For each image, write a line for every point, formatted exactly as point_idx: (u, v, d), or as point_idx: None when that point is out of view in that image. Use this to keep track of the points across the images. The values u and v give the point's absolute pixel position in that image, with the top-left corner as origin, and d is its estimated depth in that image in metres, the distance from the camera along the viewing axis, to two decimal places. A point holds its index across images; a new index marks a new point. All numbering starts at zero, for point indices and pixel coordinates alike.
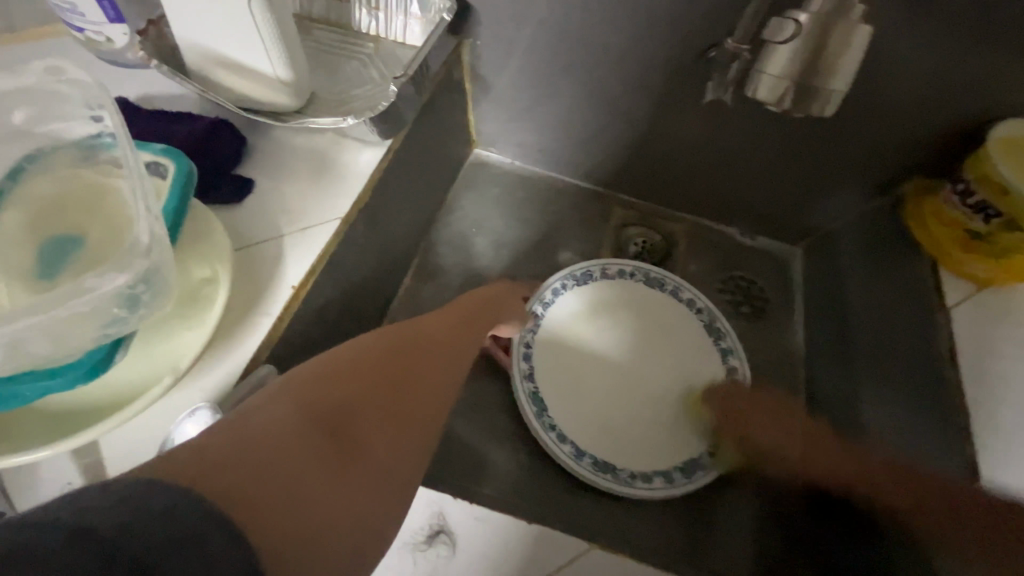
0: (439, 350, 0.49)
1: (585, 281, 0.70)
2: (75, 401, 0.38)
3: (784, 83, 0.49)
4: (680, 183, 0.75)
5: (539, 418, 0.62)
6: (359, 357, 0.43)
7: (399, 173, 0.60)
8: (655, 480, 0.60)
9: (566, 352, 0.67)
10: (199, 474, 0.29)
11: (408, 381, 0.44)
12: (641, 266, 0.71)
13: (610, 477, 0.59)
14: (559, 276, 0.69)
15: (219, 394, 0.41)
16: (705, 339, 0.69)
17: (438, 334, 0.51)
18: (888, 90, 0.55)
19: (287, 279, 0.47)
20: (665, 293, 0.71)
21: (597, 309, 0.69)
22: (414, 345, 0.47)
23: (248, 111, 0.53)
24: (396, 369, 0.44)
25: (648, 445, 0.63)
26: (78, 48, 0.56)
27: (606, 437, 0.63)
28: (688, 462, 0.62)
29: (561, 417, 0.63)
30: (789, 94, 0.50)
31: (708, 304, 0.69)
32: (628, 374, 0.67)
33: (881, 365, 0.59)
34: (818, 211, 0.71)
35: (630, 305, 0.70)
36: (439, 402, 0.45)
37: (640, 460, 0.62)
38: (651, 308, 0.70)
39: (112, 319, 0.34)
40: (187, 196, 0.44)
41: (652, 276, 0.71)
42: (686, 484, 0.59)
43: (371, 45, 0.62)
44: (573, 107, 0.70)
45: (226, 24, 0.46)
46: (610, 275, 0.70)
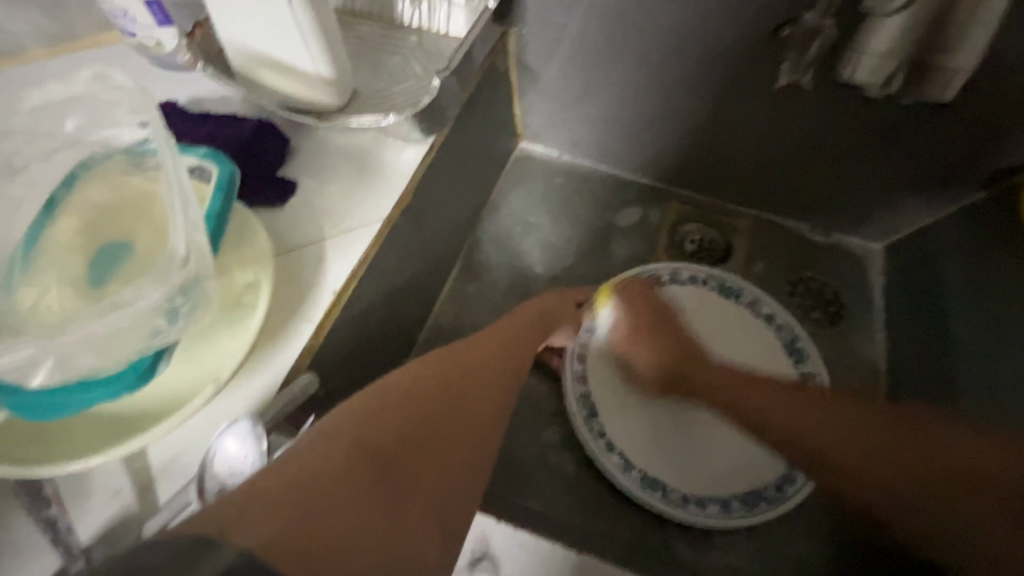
0: (483, 371, 0.47)
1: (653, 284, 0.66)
2: (124, 410, 0.38)
3: (890, 63, 0.50)
4: (744, 177, 0.69)
5: (588, 422, 0.59)
6: (408, 383, 0.42)
7: (441, 171, 0.58)
8: (709, 506, 0.56)
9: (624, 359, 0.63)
10: (248, 510, 0.28)
11: (453, 408, 0.42)
12: (717, 274, 0.66)
13: (658, 496, 0.56)
14: (623, 275, 0.65)
15: (260, 404, 0.40)
16: (783, 357, 0.63)
17: (484, 351, 0.48)
18: (997, 64, 0.48)
19: (328, 284, 0.45)
20: (742, 305, 0.65)
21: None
22: (461, 366, 0.46)
23: (290, 111, 0.52)
24: (447, 389, 0.43)
25: (710, 470, 0.58)
26: (132, 53, 0.57)
27: (663, 452, 0.59)
28: (750, 492, 0.56)
29: (610, 425, 0.60)
30: (897, 73, 0.51)
31: (793, 326, 0.63)
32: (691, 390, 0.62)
33: (982, 379, 0.52)
34: (904, 204, 0.64)
35: (694, 310, 0.65)
36: (480, 434, 0.43)
37: (694, 481, 0.57)
38: (721, 317, 0.65)
39: (153, 329, 0.34)
40: (230, 198, 0.43)
41: (728, 286, 0.66)
42: (745, 517, 0.55)
43: (414, 38, 0.60)
44: (627, 97, 0.65)
45: (267, 22, 0.45)
46: (682, 280, 0.66)
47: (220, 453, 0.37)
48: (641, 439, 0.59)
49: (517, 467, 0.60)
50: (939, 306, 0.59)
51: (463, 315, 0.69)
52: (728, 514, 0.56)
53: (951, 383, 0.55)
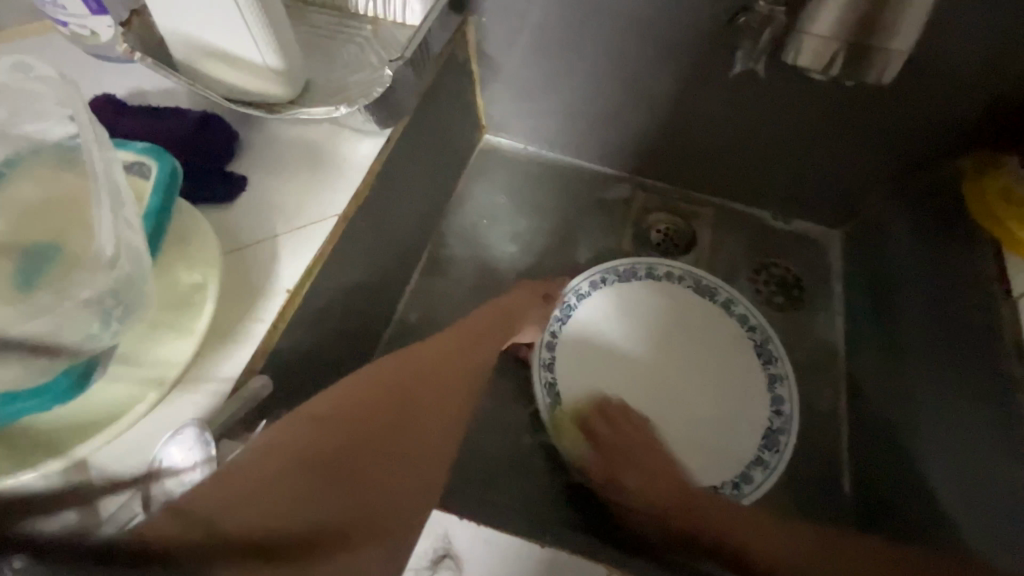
0: (424, 387, 0.46)
1: (629, 278, 0.66)
2: (64, 419, 0.36)
3: (833, 44, 0.48)
4: (705, 165, 0.70)
5: (554, 410, 0.59)
6: (360, 401, 0.42)
7: (401, 164, 0.56)
8: None
9: (597, 354, 0.63)
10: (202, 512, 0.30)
11: (400, 424, 0.43)
12: (694, 271, 0.66)
13: (615, 485, 0.57)
14: (601, 267, 0.65)
15: (210, 409, 0.38)
16: (753, 359, 0.63)
17: (435, 362, 0.49)
18: (942, 49, 0.50)
19: (281, 283, 0.44)
20: (716, 305, 0.65)
21: (635, 308, 0.65)
22: (410, 380, 0.46)
23: (237, 102, 0.50)
24: (394, 397, 0.44)
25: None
26: (66, 43, 0.54)
27: None
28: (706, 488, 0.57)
29: (577, 415, 0.60)
30: (839, 58, 0.48)
31: (761, 322, 0.64)
32: (657, 385, 0.63)
33: (935, 354, 0.54)
34: (860, 189, 0.66)
35: (667, 309, 0.66)
36: (419, 449, 0.43)
37: None
38: (690, 316, 0.65)
39: (87, 337, 0.33)
40: (171, 196, 0.41)
41: (704, 284, 0.66)
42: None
43: (370, 27, 0.58)
44: (588, 86, 0.65)
45: (208, 7, 0.43)
46: (657, 275, 0.66)
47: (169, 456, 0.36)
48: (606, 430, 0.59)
49: (488, 463, 0.59)
50: (892, 288, 0.61)
51: (429, 311, 0.68)
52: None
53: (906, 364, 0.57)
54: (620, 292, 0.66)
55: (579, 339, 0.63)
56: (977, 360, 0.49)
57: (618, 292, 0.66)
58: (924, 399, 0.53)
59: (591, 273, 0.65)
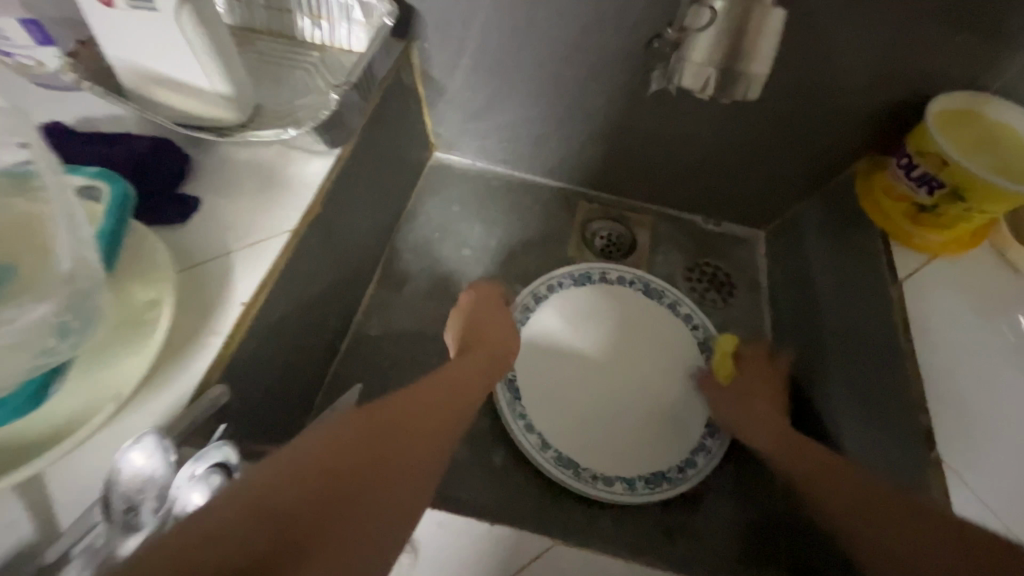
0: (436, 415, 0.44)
1: (584, 282, 0.71)
2: (16, 437, 0.36)
3: (707, 71, 0.44)
4: (638, 176, 0.76)
5: (512, 404, 0.63)
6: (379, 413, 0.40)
7: (351, 181, 0.59)
8: (617, 484, 0.60)
9: (554, 357, 0.67)
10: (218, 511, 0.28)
11: (414, 440, 0.40)
12: (643, 275, 0.72)
13: (570, 473, 0.60)
14: (558, 272, 0.70)
15: (168, 419, 0.40)
16: (697, 355, 0.69)
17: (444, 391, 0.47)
18: (827, 67, 0.57)
19: (237, 296, 0.46)
20: (664, 306, 0.71)
21: (588, 312, 0.70)
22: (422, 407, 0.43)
23: (190, 128, 0.52)
24: (431, 402, 0.45)
25: (617, 452, 0.63)
26: (12, 73, 0.55)
27: (582, 438, 0.63)
28: (653, 473, 0.62)
29: (534, 411, 0.64)
30: (712, 83, 0.44)
31: (705, 321, 0.70)
32: (610, 381, 0.67)
33: (844, 335, 0.61)
34: (776, 192, 0.73)
35: (620, 310, 0.70)
36: (426, 468, 0.39)
37: (607, 463, 0.62)
38: (637, 317, 0.71)
39: (45, 351, 0.32)
40: (124, 218, 0.43)
41: (652, 287, 0.71)
42: (645, 494, 0.60)
43: (316, 54, 0.62)
44: (527, 104, 0.69)
45: (153, 37, 0.45)
46: (609, 280, 0.71)
47: (183, 494, 0.36)
48: (563, 423, 0.64)
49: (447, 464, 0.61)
50: (808, 280, 0.69)
51: (386, 322, 0.70)
52: (631, 492, 0.60)
53: (821, 347, 0.64)
54: (573, 297, 0.70)
55: (538, 343, 0.67)
56: (873, 336, 0.56)
57: (574, 299, 0.70)
58: (840, 376, 0.60)
59: (548, 279, 0.70)
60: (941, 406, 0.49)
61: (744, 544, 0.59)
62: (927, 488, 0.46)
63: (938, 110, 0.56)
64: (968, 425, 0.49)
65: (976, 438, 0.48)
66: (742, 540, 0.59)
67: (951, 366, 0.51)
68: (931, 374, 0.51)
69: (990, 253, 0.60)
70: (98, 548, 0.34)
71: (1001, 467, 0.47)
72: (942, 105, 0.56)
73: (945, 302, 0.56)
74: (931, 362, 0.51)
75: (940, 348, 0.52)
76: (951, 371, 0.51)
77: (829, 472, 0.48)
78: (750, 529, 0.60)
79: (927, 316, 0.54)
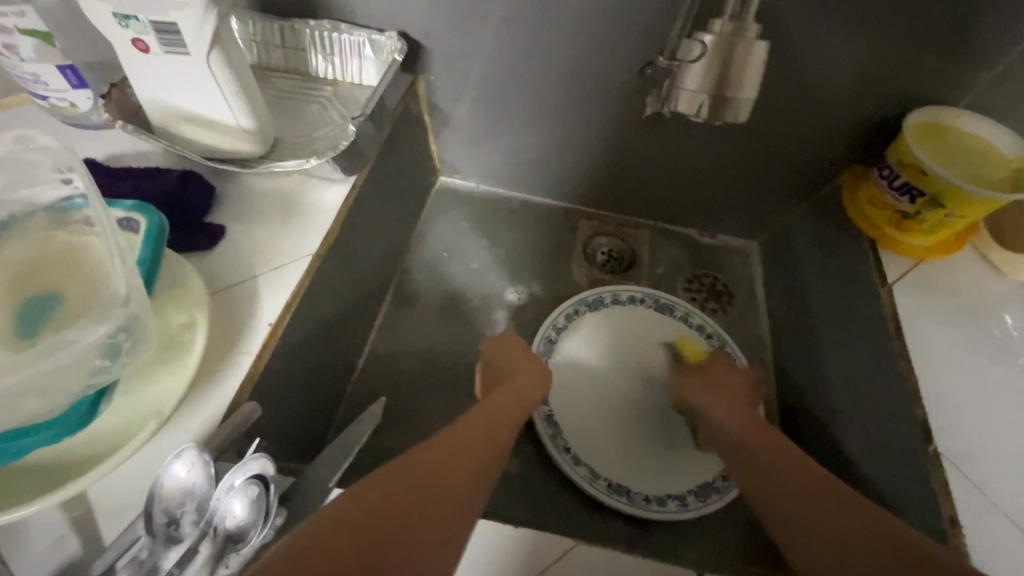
0: (462, 473, 0.44)
1: (598, 306, 0.73)
2: (63, 455, 0.38)
3: (700, 97, 0.47)
4: (635, 194, 0.80)
5: (547, 423, 0.65)
6: (386, 492, 0.39)
7: (365, 207, 0.63)
8: (662, 504, 0.62)
9: (579, 379, 0.69)
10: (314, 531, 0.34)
11: (462, 477, 0.44)
12: (654, 292, 0.74)
13: (625, 500, 0.61)
14: (577, 298, 0.73)
15: (204, 434, 0.42)
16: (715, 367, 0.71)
17: (463, 446, 0.47)
18: (808, 89, 0.61)
19: (263, 317, 0.48)
20: (677, 320, 0.74)
21: (608, 335, 0.72)
22: (437, 475, 0.42)
23: (215, 161, 0.56)
24: (489, 438, 0.49)
25: (654, 470, 0.65)
26: (44, 114, 0.58)
27: (615, 461, 0.65)
28: (700, 487, 0.63)
29: (570, 435, 0.66)
30: (705, 107, 0.48)
31: (719, 330, 0.73)
32: (637, 400, 0.70)
33: (840, 339, 0.63)
34: (768, 205, 0.77)
35: (636, 330, 0.73)
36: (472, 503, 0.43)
37: (646, 483, 0.64)
38: (656, 336, 0.73)
39: (96, 369, 0.35)
40: (160, 247, 0.45)
41: (663, 303, 0.74)
42: (699, 507, 0.61)
43: (330, 88, 0.66)
44: (528, 130, 0.73)
45: (183, 78, 0.49)
46: (621, 300, 0.74)
47: (224, 504, 0.37)
48: (595, 447, 0.65)
49: None
50: (803, 288, 0.72)
51: (399, 340, 0.72)
52: (685, 507, 0.62)
53: (819, 351, 0.67)
54: (593, 321, 0.72)
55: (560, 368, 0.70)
56: (867, 338, 0.59)
57: (592, 322, 0.72)
58: (839, 377, 0.62)
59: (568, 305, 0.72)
60: (936, 402, 0.51)
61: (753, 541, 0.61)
62: (927, 480, 0.48)
63: (913, 123, 0.59)
64: (962, 419, 0.51)
65: (971, 432, 0.50)
66: (753, 539, 0.61)
67: (942, 364, 0.54)
68: (924, 371, 0.53)
69: (973, 254, 0.64)
70: (143, 561, 0.35)
71: (996, 458, 0.49)
72: (915, 119, 0.59)
73: (934, 303, 0.59)
74: (924, 360, 0.54)
75: (931, 347, 0.55)
76: (943, 369, 0.54)
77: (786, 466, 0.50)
78: (758, 526, 0.62)
79: (918, 317, 0.57)
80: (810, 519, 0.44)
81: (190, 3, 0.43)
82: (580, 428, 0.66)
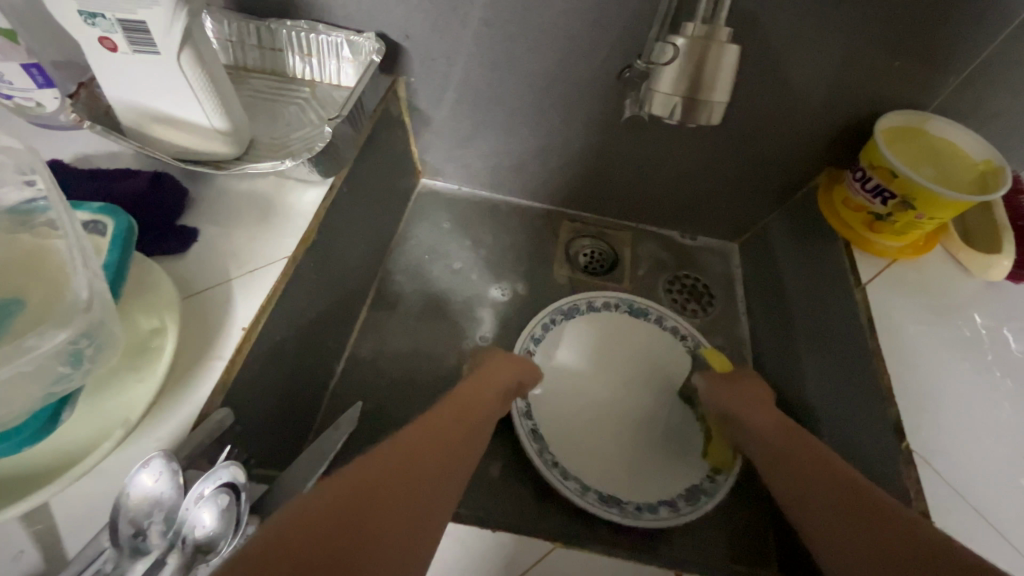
0: (424, 468, 0.43)
1: (573, 314, 0.73)
2: (24, 466, 0.37)
3: (673, 99, 0.47)
4: (617, 196, 0.80)
5: (526, 423, 0.64)
6: (344, 492, 0.37)
7: (344, 209, 0.62)
8: (660, 510, 0.60)
9: (556, 383, 0.69)
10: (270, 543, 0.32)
11: (425, 473, 0.43)
12: (627, 296, 0.74)
13: (616, 510, 0.58)
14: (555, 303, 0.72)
15: (174, 442, 0.41)
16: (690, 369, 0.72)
17: (425, 446, 0.45)
18: (785, 93, 0.62)
19: (237, 321, 0.47)
20: (651, 322, 0.73)
21: (584, 342, 0.72)
22: (398, 471, 0.41)
23: (188, 163, 0.55)
24: (458, 438, 0.48)
25: (642, 479, 0.63)
26: (9, 113, 0.57)
27: (603, 473, 0.63)
28: (690, 489, 0.62)
29: (559, 453, 0.64)
30: (678, 110, 0.48)
31: (691, 331, 0.73)
32: (615, 407, 0.69)
33: (817, 338, 0.64)
34: (746, 207, 0.78)
35: (612, 336, 0.73)
36: (438, 497, 0.42)
37: (637, 491, 0.62)
38: (634, 339, 0.73)
39: (57, 376, 0.34)
40: (128, 251, 0.44)
41: (637, 307, 0.74)
42: (692, 511, 0.60)
43: (308, 89, 0.66)
44: (509, 133, 0.73)
45: (153, 77, 0.48)
46: (597, 306, 0.73)
47: (192, 514, 0.36)
48: (580, 459, 0.64)
49: None
50: (781, 288, 0.73)
51: (380, 343, 0.72)
52: (677, 513, 0.60)
53: (797, 350, 0.68)
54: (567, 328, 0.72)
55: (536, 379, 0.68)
56: (842, 337, 0.60)
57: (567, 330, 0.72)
58: (816, 376, 0.63)
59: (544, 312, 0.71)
60: (908, 400, 0.52)
61: (732, 540, 0.62)
62: (900, 477, 0.49)
63: (884, 127, 0.61)
64: (934, 416, 0.52)
65: (941, 429, 0.52)
66: (733, 537, 0.62)
67: (914, 363, 0.55)
68: (897, 369, 0.54)
69: (943, 254, 0.65)
70: (107, 574, 0.34)
71: (965, 454, 0.50)
72: (887, 123, 0.61)
73: (906, 303, 0.60)
74: (897, 359, 0.55)
75: (904, 346, 0.56)
76: (916, 367, 0.55)
77: (824, 472, 0.48)
78: (738, 525, 0.63)
79: (891, 316, 0.58)
80: (847, 530, 0.42)
81: (159, 1, 0.42)
82: (563, 440, 0.65)
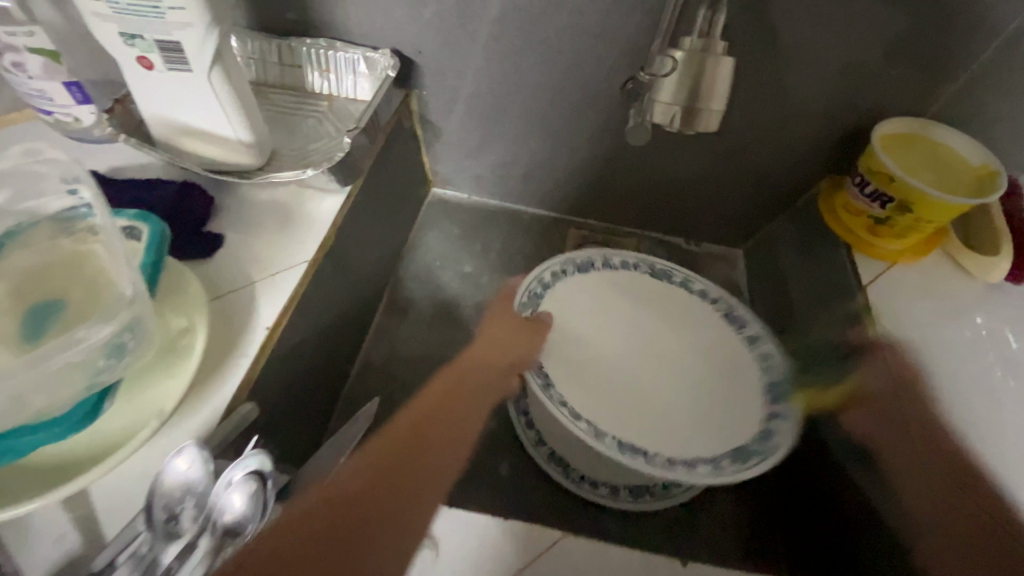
0: (418, 460, 0.48)
1: (588, 268, 0.68)
2: (65, 454, 0.39)
3: (673, 108, 0.50)
4: (622, 202, 0.82)
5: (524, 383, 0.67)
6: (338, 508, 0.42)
7: (360, 217, 0.65)
8: (701, 467, 0.53)
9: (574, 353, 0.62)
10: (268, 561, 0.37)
11: (419, 465, 0.48)
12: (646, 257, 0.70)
13: (642, 461, 0.52)
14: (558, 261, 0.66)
15: (204, 434, 0.43)
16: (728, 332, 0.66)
17: (409, 439, 0.49)
18: (785, 101, 0.64)
19: (261, 322, 0.50)
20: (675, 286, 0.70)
21: (601, 300, 0.67)
22: (390, 472, 0.45)
23: (215, 173, 0.58)
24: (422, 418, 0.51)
25: (678, 437, 0.57)
26: (46, 128, 0.60)
27: (635, 424, 0.58)
28: (737, 450, 0.55)
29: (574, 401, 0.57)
30: (677, 119, 0.51)
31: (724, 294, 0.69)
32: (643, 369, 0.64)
33: (820, 339, 0.66)
34: (750, 212, 0.79)
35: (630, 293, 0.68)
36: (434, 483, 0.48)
37: (676, 448, 0.56)
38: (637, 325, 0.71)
39: (100, 368, 0.37)
40: (162, 254, 0.47)
41: (659, 270, 0.70)
42: (738, 470, 0.53)
43: (326, 103, 0.69)
44: (517, 144, 0.76)
45: (185, 93, 0.51)
46: (613, 264, 0.69)
47: (223, 499, 0.38)
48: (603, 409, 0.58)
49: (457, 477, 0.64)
50: (784, 292, 0.74)
51: (392, 346, 0.74)
52: (720, 472, 0.53)
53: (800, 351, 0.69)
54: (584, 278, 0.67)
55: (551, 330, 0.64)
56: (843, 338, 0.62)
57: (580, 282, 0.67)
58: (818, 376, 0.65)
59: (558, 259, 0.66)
60: None
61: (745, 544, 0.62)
62: None
63: (883, 132, 0.62)
64: None
65: None
66: (746, 538, 0.62)
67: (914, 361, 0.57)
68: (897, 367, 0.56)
69: (943, 257, 0.66)
70: (144, 555, 0.37)
71: None
72: (886, 128, 0.62)
73: (905, 304, 0.61)
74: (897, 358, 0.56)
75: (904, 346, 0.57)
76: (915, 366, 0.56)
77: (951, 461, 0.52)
78: (753, 529, 0.63)
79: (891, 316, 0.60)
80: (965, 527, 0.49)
81: (193, 23, 0.45)
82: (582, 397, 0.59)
